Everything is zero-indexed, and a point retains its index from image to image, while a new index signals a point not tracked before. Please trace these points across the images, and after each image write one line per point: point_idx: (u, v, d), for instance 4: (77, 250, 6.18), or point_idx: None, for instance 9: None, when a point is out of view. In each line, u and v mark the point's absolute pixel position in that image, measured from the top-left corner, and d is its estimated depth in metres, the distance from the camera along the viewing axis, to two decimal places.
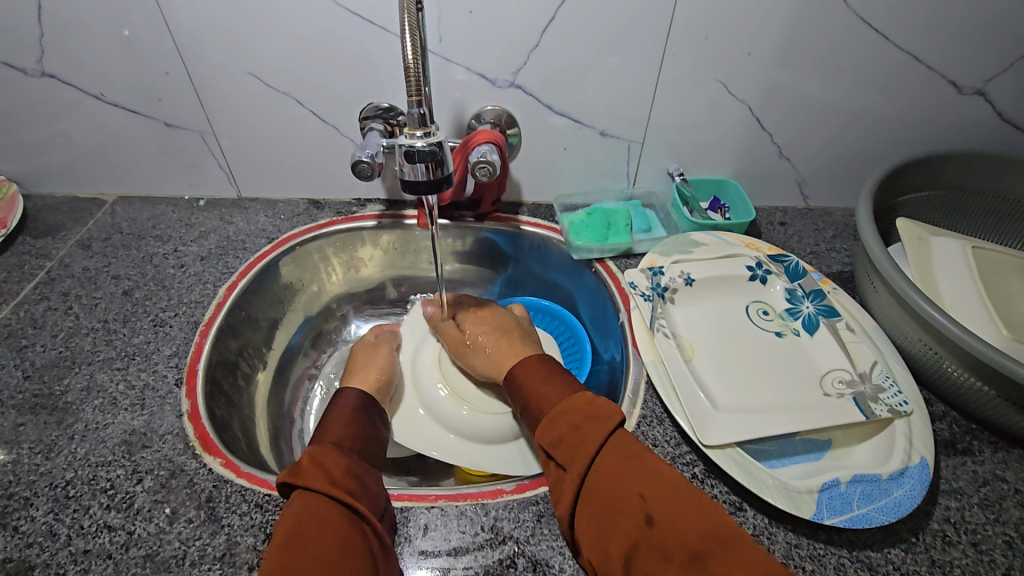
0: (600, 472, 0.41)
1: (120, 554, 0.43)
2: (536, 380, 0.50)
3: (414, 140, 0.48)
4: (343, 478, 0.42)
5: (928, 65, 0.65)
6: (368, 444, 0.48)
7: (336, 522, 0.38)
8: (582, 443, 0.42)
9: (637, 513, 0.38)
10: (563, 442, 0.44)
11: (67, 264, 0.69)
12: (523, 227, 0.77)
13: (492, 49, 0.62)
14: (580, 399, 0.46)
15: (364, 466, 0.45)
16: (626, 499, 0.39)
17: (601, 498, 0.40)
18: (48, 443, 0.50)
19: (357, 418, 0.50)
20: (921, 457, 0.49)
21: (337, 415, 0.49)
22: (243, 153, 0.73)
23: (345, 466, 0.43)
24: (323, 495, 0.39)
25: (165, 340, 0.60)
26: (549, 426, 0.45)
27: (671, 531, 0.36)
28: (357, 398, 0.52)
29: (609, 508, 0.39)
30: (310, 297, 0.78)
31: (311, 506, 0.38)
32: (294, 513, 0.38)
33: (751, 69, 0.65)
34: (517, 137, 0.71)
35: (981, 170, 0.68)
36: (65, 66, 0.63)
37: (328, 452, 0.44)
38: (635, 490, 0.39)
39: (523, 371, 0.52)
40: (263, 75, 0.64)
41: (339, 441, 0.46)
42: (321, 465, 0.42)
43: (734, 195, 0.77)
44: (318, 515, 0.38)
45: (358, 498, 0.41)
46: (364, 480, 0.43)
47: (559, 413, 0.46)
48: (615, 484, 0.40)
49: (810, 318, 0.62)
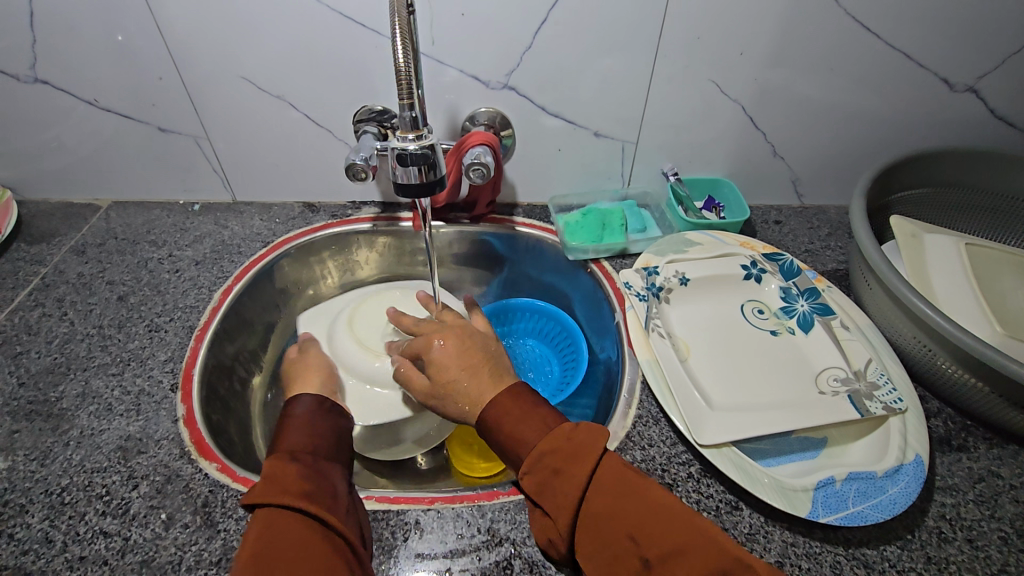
0: (588, 527, 0.39)
1: (116, 560, 0.43)
2: (512, 407, 0.45)
3: (406, 143, 0.48)
4: (297, 483, 0.41)
5: (921, 63, 0.66)
6: (329, 443, 0.47)
7: (304, 535, 0.38)
8: (562, 505, 0.40)
9: (632, 560, 0.37)
10: (550, 487, 0.41)
11: (62, 269, 0.69)
12: (518, 228, 0.77)
13: (486, 51, 0.63)
14: (540, 448, 0.42)
15: (322, 465, 0.44)
16: (618, 558, 0.37)
17: (597, 547, 0.38)
18: (43, 450, 0.50)
19: (313, 418, 0.49)
20: (916, 454, 0.49)
21: (291, 423, 0.48)
22: (237, 157, 0.73)
23: (298, 470, 0.42)
24: (283, 506, 0.39)
25: (160, 345, 0.60)
26: (534, 465, 0.42)
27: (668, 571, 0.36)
28: (309, 403, 0.50)
29: (603, 558, 0.38)
30: (307, 300, 0.78)
31: (271, 520, 0.38)
32: (258, 529, 0.37)
33: (744, 68, 0.65)
34: (510, 139, 0.71)
35: (975, 167, 0.68)
36: (58, 71, 0.63)
37: (282, 460, 0.43)
38: (625, 539, 0.37)
39: (498, 400, 0.46)
40: (256, 79, 0.64)
41: (296, 447, 0.45)
42: (274, 476, 0.41)
43: (728, 193, 0.77)
44: (282, 528, 0.38)
45: (317, 499, 0.41)
46: (320, 483, 0.42)
47: (537, 454, 0.42)
48: (603, 541, 0.38)
49: (805, 316, 0.62)
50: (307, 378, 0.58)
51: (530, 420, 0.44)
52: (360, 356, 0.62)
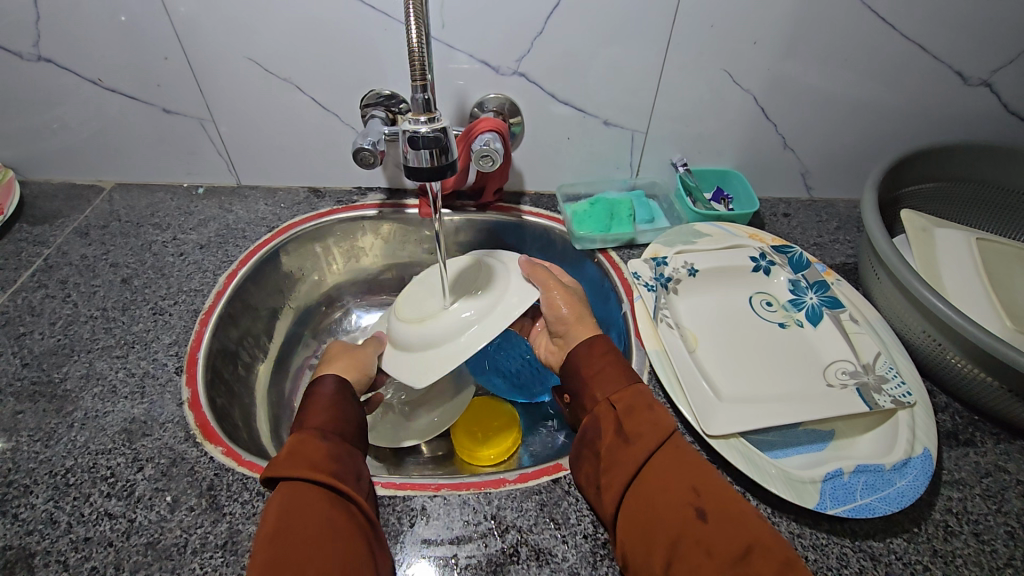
0: (651, 470, 0.40)
1: (121, 542, 0.43)
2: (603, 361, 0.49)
3: (418, 126, 0.47)
4: (324, 462, 0.41)
5: (935, 55, 0.65)
6: (352, 428, 0.47)
7: (329, 510, 0.38)
8: (639, 441, 0.41)
9: (687, 507, 0.38)
10: (633, 422, 0.43)
11: (65, 251, 0.68)
12: (525, 217, 0.77)
13: (496, 36, 0.62)
14: (629, 391, 0.46)
15: (346, 447, 0.44)
16: (673, 502, 0.38)
17: (652, 493, 0.39)
18: (47, 431, 0.50)
19: (340, 403, 0.48)
20: (925, 447, 0.49)
21: (317, 403, 0.47)
22: (242, 141, 0.72)
23: (326, 449, 0.42)
24: (314, 483, 0.39)
25: (164, 329, 0.59)
26: (625, 398, 0.45)
27: (720, 530, 0.36)
28: (334, 390, 0.49)
29: (656, 499, 0.39)
30: (312, 286, 0.77)
31: (300, 494, 0.38)
32: (285, 501, 0.37)
33: (756, 58, 0.65)
34: (520, 126, 0.70)
35: (987, 162, 0.67)
36: (62, 49, 0.62)
37: (312, 439, 0.42)
38: (689, 488, 0.39)
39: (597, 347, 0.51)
40: (263, 60, 0.63)
41: (321, 427, 0.44)
42: (305, 454, 0.41)
43: (737, 185, 0.76)
44: (310, 504, 0.38)
45: (342, 479, 0.41)
46: (347, 465, 0.42)
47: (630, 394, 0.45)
48: (663, 484, 0.39)
49: (814, 308, 0.62)
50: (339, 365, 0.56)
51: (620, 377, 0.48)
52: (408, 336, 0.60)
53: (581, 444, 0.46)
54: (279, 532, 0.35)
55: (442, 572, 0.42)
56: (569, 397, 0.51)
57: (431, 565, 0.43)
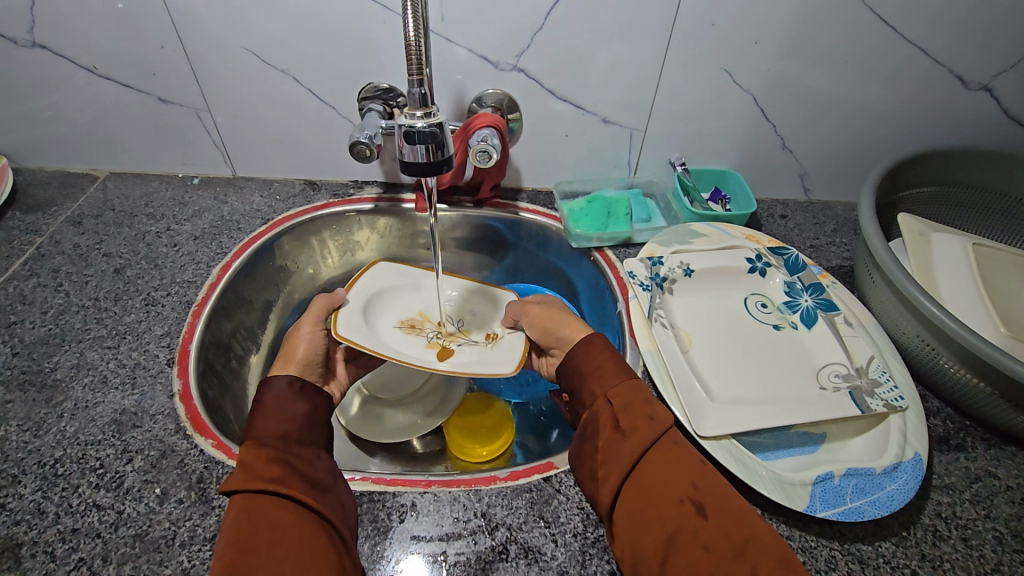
0: (648, 466, 0.40)
1: (109, 533, 0.43)
2: (602, 355, 0.50)
3: (414, 120, 0.46)
4: (268, 470, 0.40)
5: (936, 59, 0.65)
6: (303, 425, 0.45)
7: (277, 520, 0.37)
8: (635, 437, 0.42)
9: (685, 502, 0.38)
10: (631, 414, 0.43)
11: (58, 240, 0.68)
12: (522, 214, 0.77)
13: (495, 30, 0.61)
14: (628, 385, 0.46)
15: (297, 448, 0.43)
16: (670, 497, 0.38)
17: (650, 490, 0.39)
18: (36, 421, 0.49)
19: (290, 400, 0.46)
20: (915, 452, 0.49)
21: (264, 409, 0.45)
22: (239, 132, 0.71)
23: (270, 457, 0.41)
24: (257, 496, 0.38)
25: (157, 320, 0.59)
26: (626, 390, 0.45)
27: (718, 527, 0.36)
28: (285, 385, 0.47)
29: (655, 494, 0.39)
30: (306, 280, 0.77)
31: (245, 509, 0.37)
32: (234, 517, 0.37)
33: (757, 58, 0.64)
34: (517, 122, 0.70)
35: (985, 167, 0.67)
36: (57, 36, 0.62)
37: (254, 448, 0.41)
38: (687, 483, 0.39)
39: (588, 350, 0.50)
40: (260, 51, 0.62)
41: (267, 432, 0.43)
42: (248, 466, 0.40)
43: (734, 185, 0.76)
44: (254, 520, 0.37)
45: (291, 483, 0.40)
46: (299, 466, 0.41)
47: (626, 390, 0.45)
48: (660, 479, 0.39)
49: (808, 311, 0.61)
50: (308, 357, 0.53)
51: (609, 373, 0.48)
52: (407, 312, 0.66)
53: (580, 439, 0.46)
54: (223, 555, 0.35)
55: (432, 568, 0.42)
56: (568, 395, 0.51)
57: (421, 561, 0.43)
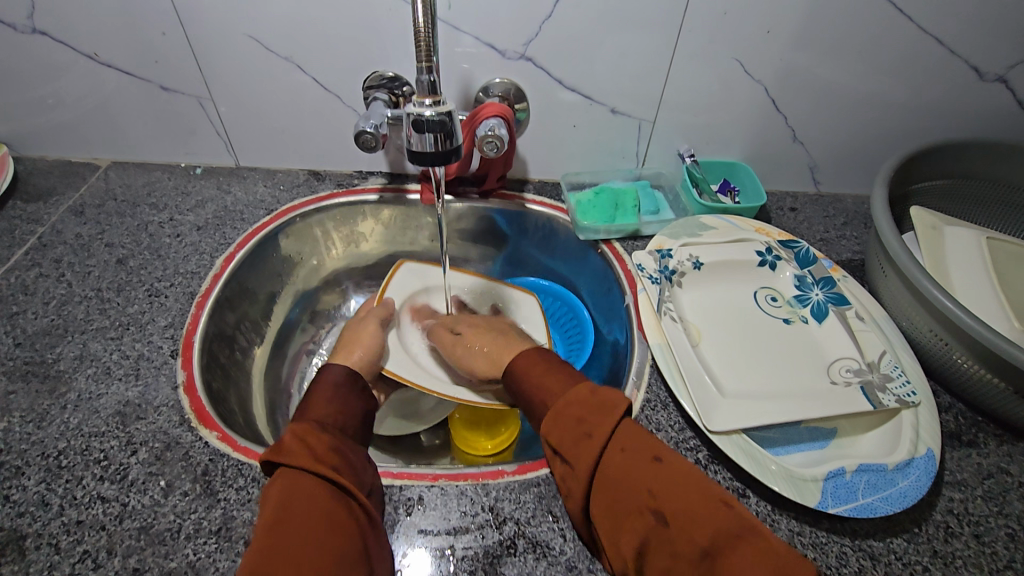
0: (602, 483, 0.39)
1: (113, 526, 0.42)
2: (537, 372, 0.49)
3: (423, 109, 0.45)
4: (326, 454, 0.41)
5: (951, 49, 0.63)
6: (356, 420, 0.47)
7: (326, 503, 0.37)
8: (580, 458, 0.40)
9: (644, 513, 0.36)
10: (569, 436, 0.41)
11: (60, 229, 0.67)
12: (528, 206, 0.76)
13: (503, 18, 0.60)
14: (561, 403, 0.44)
15: (350, 443, 0.44)
16: (629, 511, 0.37)
17: (610, 507, 0.38)
18: (40, 412, 0.49)
19: (343, 393, 0.47)
20: (928, 448, 0.49)
21: (319, 396, 0.46)
22: (242, 121, 0.70)
23: (329, 443, 0.42)
24: (314, 473, 0.38)
25: (161, 311, 0.58)
26: (556, 415, 0.43)
27: (682, 531, 0.35)
28: (342, 373, 0.49)
29: (616, 510, 0.38)
30: (310, 271, 0.76)
31: (298, 485, 0.37)
32: (281, 490, 0.37)
33: (769, 48, 0.63)
34: (524, 112, 0.69)
35: (999, 160, 0.66)
36: (57, 22, 0.61)
37: (311, 428, 0.42)
38: (641, 491, 0.37)
39: (522, 364, 0.50)
40: (264, 38, 0.61)
41: (321, 418, 0.44)
42: (304, 442, 0.41)
43: (744, 177, 0.75)
44: (306, 496, 0.37)
45: (343, 473, 0.40)
46: (350, 459, 0.42)
47: (559, 410, 0.43)
48: (617, 491, 0.38)
49: (819, 305, 0.61)
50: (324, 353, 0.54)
51: (551, 386, 0.46)
52: (424, 328, 0.67)
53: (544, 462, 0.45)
54: (273, 526, 0.35)
55: (439, 562, 0.42)
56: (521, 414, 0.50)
57: (428, 554, 0.42)
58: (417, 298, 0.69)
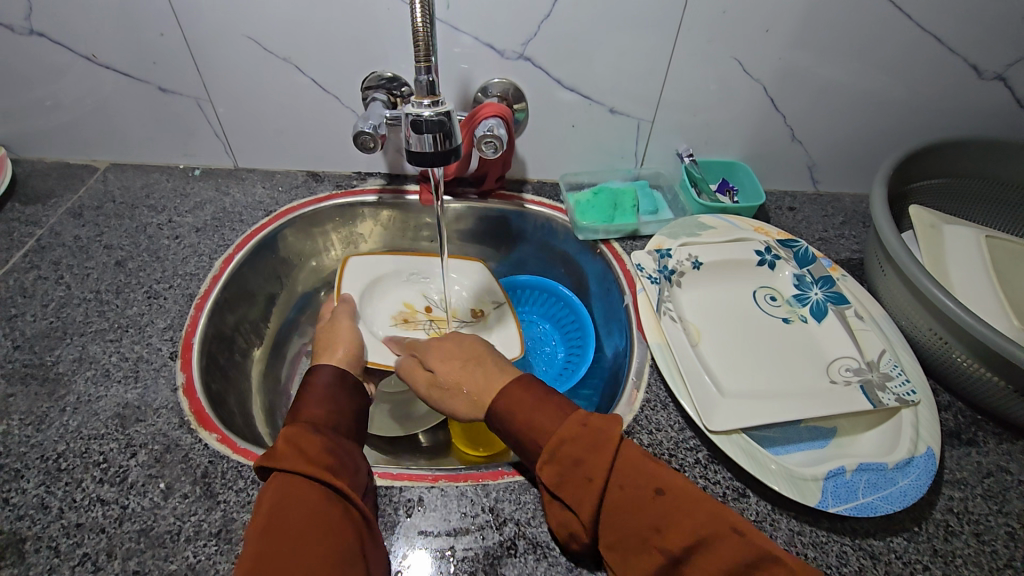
0: (608, 526, 0.38)
1: (113, 529, 0.42)
2: (524, 409, 0.44)
3: (421, 109, 0.45)
4: (320, 456, 0.40)
5: (950, 48, 0.63)
6: (349, 419, 0.47)
7: (322, 507, 0.37)
8: (583, 503, 0.39)
9: (654, 553, 0.36)
10: (568, 482, 0.40)
11: (58, 232, 0.67)
12: (527, 206, 0.76)
13: (502, 18, 0.60)
14: (554, 443, 0.41)
15: (344, 442, 0.44)
16: (640, 552, 0.37)
17: (621, 547, 0.38)
18: (39, 415, 0.49)
19: (335, 393, 0.48)
20: (928, 447, 0.49)
21: (312, 396, 0.46)
22: (240, 122, 0.70)
23: (323, 445, 0.42)
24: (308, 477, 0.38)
25: (160, 312, 0.58)
26: (549, 461, 0.41)
27: (696, 569, 0.35)
28: (332, 373, 0.49)
29: (625, 552, 0.37)
30: (309, 272, 0.76)
31: (293, 490, 0.37)
32: (276, 496, 0.37)
33: (767, 47, 0.63)
34: (523, 113, 0.69)
35: (997, 158, 0.66)
36: (55, 24, 0.60)
37: (303, 430, 0.42)
38: (648, 530, 0.37)
39: (505, 404, 0.45)
40: (262, 39, 0.61)
41: (314, 420, 0.44)
42: (297, 446, 0.40)
43: (743, 177, 0.75)
44: (300, 500, 0.37)
45: (338, 474, 0.40)
46: (344, 458, 0.42)
47: (551, 451, 0.41)
48: (625, 533, 0.37)
49: (818, 304, 0.61)
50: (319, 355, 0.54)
51: (540, 421, 0.43)
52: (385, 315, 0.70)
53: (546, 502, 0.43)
54: (266, 533, 0.35)
55: (439, 563, 0.42)
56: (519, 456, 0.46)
57: (428, 555, 0.42)
58: (375, 287, 0.71)
